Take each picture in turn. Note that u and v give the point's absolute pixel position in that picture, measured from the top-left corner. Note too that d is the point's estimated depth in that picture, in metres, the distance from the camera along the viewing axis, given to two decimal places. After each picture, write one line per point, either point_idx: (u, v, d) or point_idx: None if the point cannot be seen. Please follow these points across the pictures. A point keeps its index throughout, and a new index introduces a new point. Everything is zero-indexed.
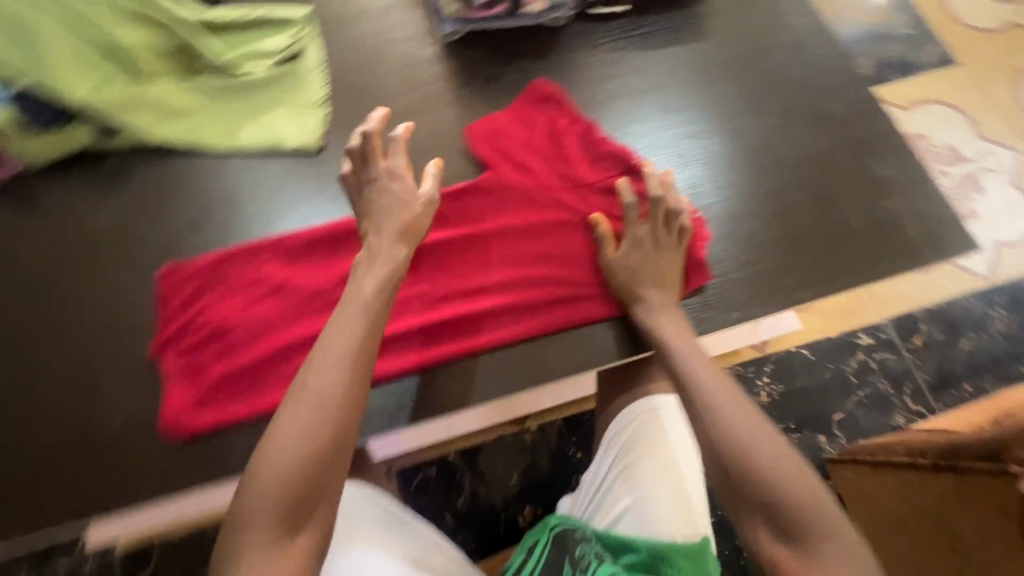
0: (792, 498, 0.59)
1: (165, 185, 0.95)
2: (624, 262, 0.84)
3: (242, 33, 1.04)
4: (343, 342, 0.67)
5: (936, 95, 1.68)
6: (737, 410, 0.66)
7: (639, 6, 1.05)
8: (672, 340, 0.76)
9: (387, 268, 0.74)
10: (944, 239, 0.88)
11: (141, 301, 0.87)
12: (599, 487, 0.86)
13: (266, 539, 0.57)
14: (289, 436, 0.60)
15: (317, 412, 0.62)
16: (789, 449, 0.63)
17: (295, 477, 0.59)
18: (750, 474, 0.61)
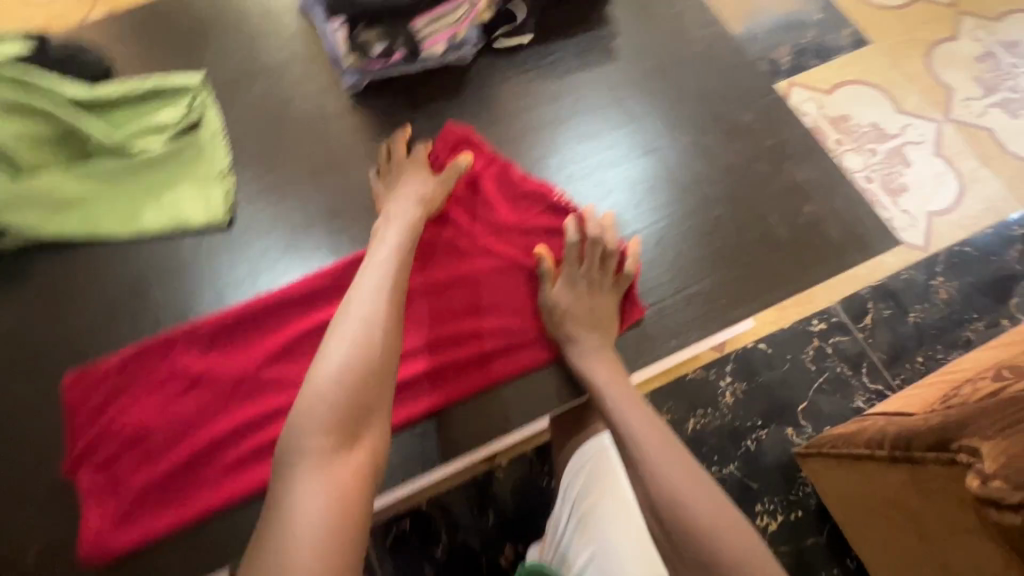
0: (723, 549, 0.64)
1: (63, 282, 0.89)
2: (558, 306, 0.83)
3: (133, 107, 0.99)
4: (380, 281, 0.73)
5: (855, 76, 1.67)
6: (669, 465, 0.70)
7: (543, 36, 1.04)
8: (606, 386, 0.78)
9: (402, 229, 0.81)
10: (866, 237, 0.90)
11: (50, 415, 0.81)
12: (564, 537, 0.84)
13: (325, 447, 0.61)
14: (341, 356, 0.65)
15: (363, 329, 0.67)
16: (719, 498, 0.68)
17: (347, 393, 0.63)
18: (685, 531, 0.66)
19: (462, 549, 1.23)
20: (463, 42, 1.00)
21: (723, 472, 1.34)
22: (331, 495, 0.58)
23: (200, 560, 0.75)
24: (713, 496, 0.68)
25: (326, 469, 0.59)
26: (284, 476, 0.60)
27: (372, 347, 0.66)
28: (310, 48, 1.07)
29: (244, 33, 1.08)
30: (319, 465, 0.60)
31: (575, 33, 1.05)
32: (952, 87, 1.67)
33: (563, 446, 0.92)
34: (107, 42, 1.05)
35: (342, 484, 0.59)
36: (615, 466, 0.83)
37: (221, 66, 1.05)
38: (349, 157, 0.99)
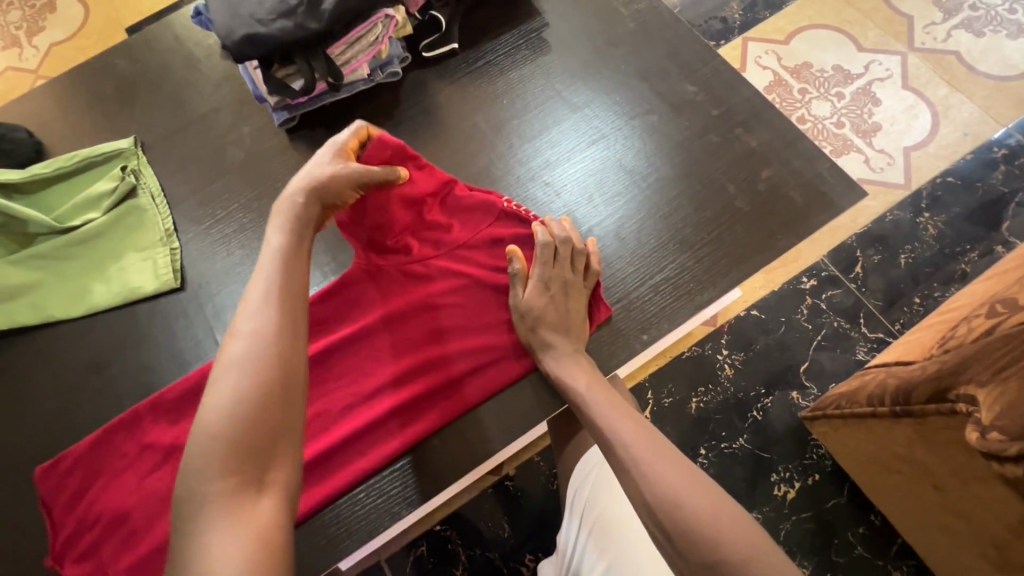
0: (730, 550, 0.56)
1: (25, 372, 0.87)
2: (529, 311, 0.78)
3: (68, 182, 0.96)
4: (268, 278, 0.61)
5: (809, 20, 1.62)
6: (664, 465, 0.63)
7: (471, 40, 1.01)
8: (586, 392, 0.73)
9: (287, 214, 0.66)
10: (831, 195, 0.86)
11: (31, 508, 0.80)
12: (574, 556, 0.81)
13: (227, 491, 0.51)
14: (233, 378, 0.54)
15: (252, 341, 0.56)
16: (720, 495, 0.61)
17: (244, 418, 0.53)
18: (688, 534, 0.58)
19: (483, 565, 1.19)
20: (390, 59, 0.96)
21: (734, 447, 1.29)
22: (245, 540, 0.48)
23: None
24: (715, 494, 0.61)
25: (236, 511, 0.50)
26: (186, 527, 0.49)
27: (266, 358, 0.55)
28: (239, 90, 1.04)
29: (170, 86, 1.05)
30: (225, 508, 0.50)
31: (504, 29, 1.01)
32: (911, 16, 1.61)
33: (561, 454, 0.91)
34: (36, 119, 1.03)
35: (258, 525, 0.49)
36: (603, 471, 0.83)
37: (151, 123, 1.02)
38: None
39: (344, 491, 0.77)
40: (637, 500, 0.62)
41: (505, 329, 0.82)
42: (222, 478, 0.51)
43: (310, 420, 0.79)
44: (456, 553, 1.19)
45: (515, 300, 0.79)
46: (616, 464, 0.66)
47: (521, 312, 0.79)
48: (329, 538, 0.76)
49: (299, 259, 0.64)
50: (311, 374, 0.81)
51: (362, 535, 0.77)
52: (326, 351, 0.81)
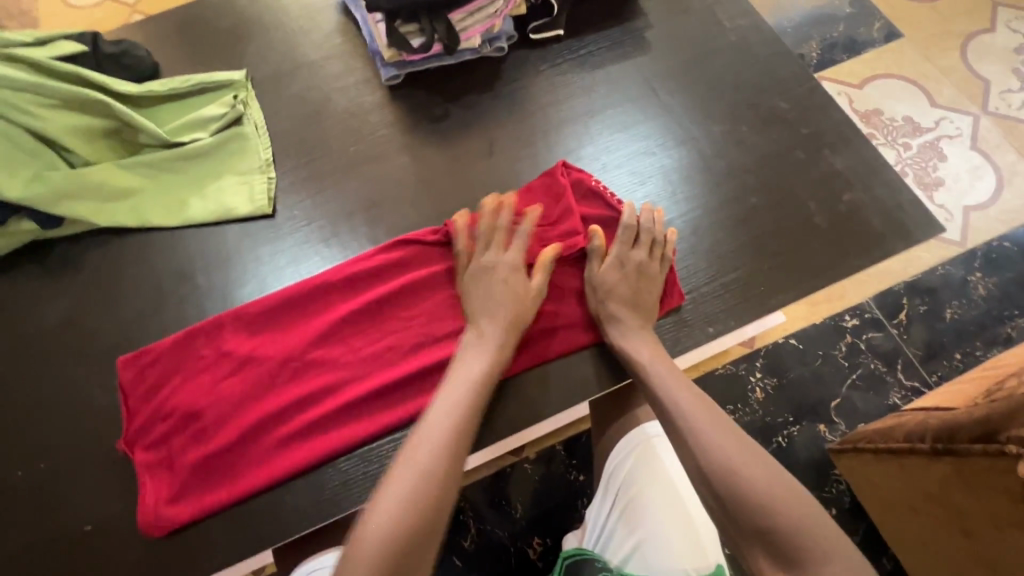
0: (787, 522, 0.59)
1: (116, 269, 0.93)
2: (600, 283, 0.82)
3: (181, 103, 1.02)
4: (466, 389, 0.73)
5: (887, 70, 1.64)
6: (720, 434, 0.66)
7: (575, 30, 1.05)
8: (649, 363, 0.76)
9: (501, 335, 0.78)
10: (908, 224, 0.89)
11: (108, 394, 0.85)
12: (606, 523, 0.83)
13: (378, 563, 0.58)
14: (415, 471, 0.65)
15: (419, 484, 0.64)
16: (772, 465, 0.64)
17: (414, 515, 0.62)
18: (742, 499, 0.61)
19: (491, 542, 1.22)
20: (499, 34, 1.01)
21: None
22: None
23: (249, 536, 0.76)
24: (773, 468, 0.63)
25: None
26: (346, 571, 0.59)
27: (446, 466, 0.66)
28: (347, 42, 1.09)
29: (282, 30, 1.11)
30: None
31: (608, 24, 1.06)
32: (989, 80, 1.63)
33: (603, 434, 0.92)
34: (155, 40, 1.10)
35: None
36: (653, 453, 0.83)
37: (260, 61, 1.08)
38: (386, 146, 1.00)
39: (401, 424, 0.80)
40: (695, 468, 0.65)
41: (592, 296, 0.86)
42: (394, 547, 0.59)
43: (381, 352, 0.83)
44: (466, 524, 1.23)
45: (590, 278, 0.83)
46: (674, 432, 0.69)
47: (592, 285, 0.83)
48: (382, 468, 0.79)
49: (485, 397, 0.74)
50: (388, 309, 0.86)
51: None
52: (401, 290, 0.86)
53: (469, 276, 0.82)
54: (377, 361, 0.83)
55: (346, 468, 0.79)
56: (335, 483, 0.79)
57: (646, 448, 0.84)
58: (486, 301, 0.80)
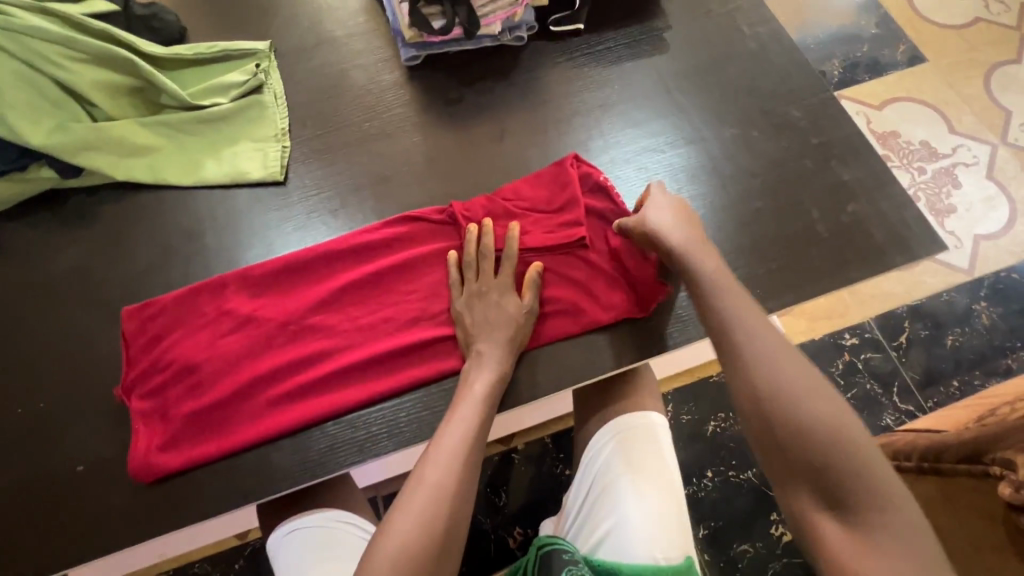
0: (837, 457, 0.59)
1: (128, 223, 0.95)
2: (656, 227, 0.80)
3: (205, 68, 1.05)
4: (483, 399, 0.76)
5: (908, 93, 1.63)
6: (785, 361, 0.65)
7: (595, 25, 1.06)
8: (712, 279, 0.74)
9: (507, 343, 0.80)
10: (911, 239, 0.89)
11: (112, 342, 0.87)
12: (586, 500, 0.83)
13: (401, 549, 0.61)
14: (436, 470, 0.68)
15: (443, 483, 0.67)
16: (835, 401, 0.63)
17: (437, 513, 0.65)
18: (797, 428, 0.61)
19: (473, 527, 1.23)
20: (519, 23, 1.03)
21: (741, 477, 1.23)
22: None
23: (234, 489, 0.78)
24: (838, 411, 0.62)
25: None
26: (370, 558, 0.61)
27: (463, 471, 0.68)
28: (371, 22, 1.11)
29: (309, 5, 1.13)
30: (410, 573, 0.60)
31: (628, 22, 1.07)
32: (1010, 111, 1.62)
33: (584, 425, 0.92)
34: (184, 5, 1.12)
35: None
36: (635, 443, 0.84)
37: (285, 34, 1.10)
38: (400, 125, 1.02)
39: (392, 394, 0.82)
40: (755, 402, 0.65)
41: (594, 276, 0.87)
42: (418, 539, 0.62)
43: (378, 323, 0.85)
44: None
45: (655, 228, 0.80)
46: (735, 363, 0.67)
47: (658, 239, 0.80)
48: (369, 435, 0.81)
49: (492, 403, 0.77)
50: (389, 282, 0.87)
51: (397, 440, 0.81)
52: (402, 265, 0.88)
53: (463, 302, 0.83)
54: (374, 332, 0.84)
55: (333, 432, 0.81)
56: (323, 446, 0.80)
57: (628, 437, 0.84)
58: (480, 318, 0.81)
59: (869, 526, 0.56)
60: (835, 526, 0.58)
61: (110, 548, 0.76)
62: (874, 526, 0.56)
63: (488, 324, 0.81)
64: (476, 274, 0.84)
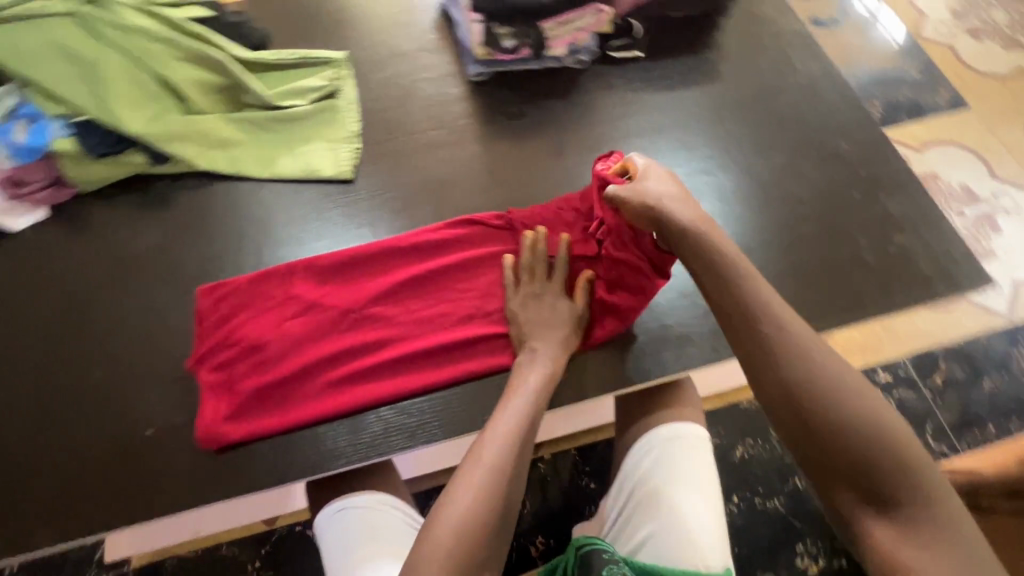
0: (876, 450, 0.59)
1: (206, 209, 1.02)
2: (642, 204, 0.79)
3: (286, 72, 1.13)
4: (531, 394, 0.78)
5: (949, 137, 1.65)
6: (820, 354, 0.64)
7: (653, 53, 1.12)
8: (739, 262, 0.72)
9: (557, 342, 0.84)
10: (956, 273, 0.91)
11: (184, 317, 0.93)
12: (623, 507, 0.85)
13: (453, 530, 0.63)
14: (487, 457, 0.69)
15: (494, 468, 0.69)
16: (870, 393, 0.62)
17: (489, 497, 0.66)
18: (834, 426, 0.60)
19: None
20: (582, 48, 1.10)
21: (768, 505, 1.22)
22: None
23: (290, 463, 0.82)
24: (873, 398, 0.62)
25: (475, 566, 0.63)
26: (422, 539, 0.63)
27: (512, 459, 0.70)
28: (440, 40, 1.18)
29: (384, 21, 1.21)
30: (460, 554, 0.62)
31: (683, 52, 1.12)
32: None
33: (623, 433, 0.93)
34: (270, 15, 1.21)
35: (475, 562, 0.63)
36: (674, 454, 0.85)
37: (360, 46, 1.18)
38: (462, 135, 1.08)
39: (445, 384, 0.86)
40: (789, 394, 0.63)
41: (634, 273, 0.88)
42: (471, 522, 0.64)
43: (435, 317, 0.89)
44: None
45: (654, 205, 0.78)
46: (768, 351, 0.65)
47: (655, 215, 0.78)
48: (420, 422, 0.85)
49: (541, 398, 0.79)
50: (448, 279, 0.92)
51: (448, 429, 0.84)
52: (461, 265, 0.93)
53: (518, 304, 0.87)
54: (432, 325, 0.89)
55: (386, 417, 0.85)
56: (377, 429, 0.84)
57: (667, 448, 0.86)
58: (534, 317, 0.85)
59: (913, 522, 0.56)
60: (876, 521, 0.58)
61: (170, 510, 0.81)
62: (916, 521, 0.56)
63: (540, 323, 0.85)
64: (531, 276, 0.88)
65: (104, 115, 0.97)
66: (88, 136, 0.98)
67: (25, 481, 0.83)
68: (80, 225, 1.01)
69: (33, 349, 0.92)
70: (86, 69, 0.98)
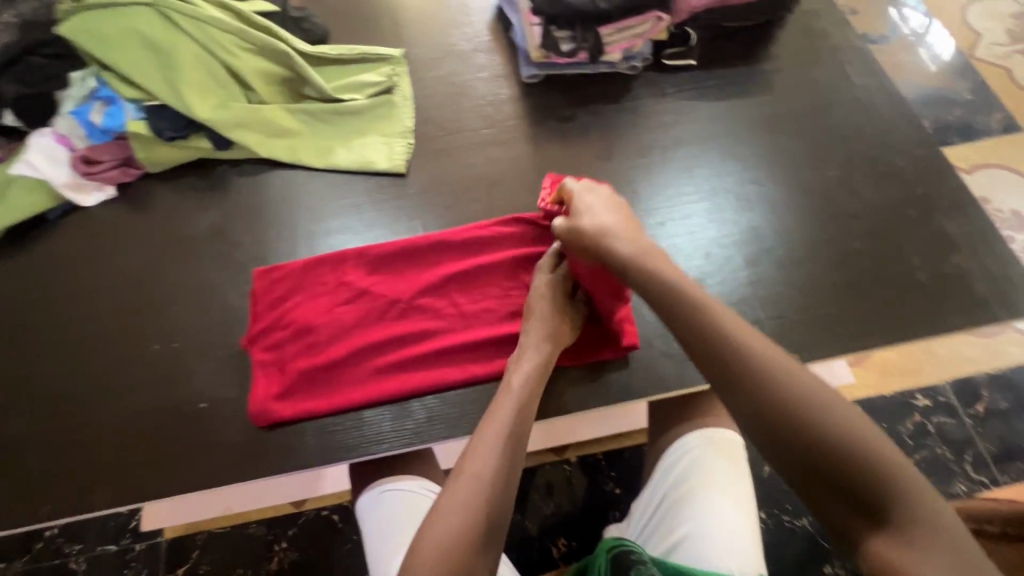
0: (854, 465, 0.56)
1: (263, 195, 1.06)
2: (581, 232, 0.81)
3: (345, 67, 1.16)
4: (518, 394, 0.77)
5: (1000, 160, 1.60)
6: (780, 367, 0.61)
7: (707, 62, 1.13)
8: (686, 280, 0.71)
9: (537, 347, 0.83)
10: (1014, 298, 0.89)
11: (240, 297, 0.97)
12: (656, 510, 0.85)
13: (440, 538, 0.64)
14: (472, 465, 0.69)
15: (479, 472, 0.69)
16: (838, 404, 0.59)
17: (477, 503, 0.67)
18: (807, 446, 0.57)
19: (517, 531, 1.20)
20: (636, 55, 1.11)
21: (796, 523, 1.20)
22: None
23: (336, 444, 0.85)
24: (844, 405, 0.59)
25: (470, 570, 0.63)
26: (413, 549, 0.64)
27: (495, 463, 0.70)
28: (494, 41, 1.20)
29: (441, 21, 1.24)
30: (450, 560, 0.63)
31: (737, 63, 1.13)
32: None
33: (657, 438, 0.93)
34: (332, 11, 1.25)
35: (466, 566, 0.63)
36: (709, 459, 0.85)
37: (416, 44, 1.21)
38: (513, 135, 1.10)
39: (488, 378, 0.87)
40: (760, 416, 0.60)
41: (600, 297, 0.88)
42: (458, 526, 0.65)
43: (482, 312, 0.91)
44: None
45: (597, 231, 0.79)
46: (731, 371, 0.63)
47: (598, 249, 0.78)
48: (463, 413, 0.86)
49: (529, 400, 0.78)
50: (496, 275, 0.94)
51: None
52: (509, 262, 0.94)
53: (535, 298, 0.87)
54: (478, 319, 0.91)
55: (430, 406, 0.86)
56: (421, 417, 0.86)
57: (701, 453, 0.86)
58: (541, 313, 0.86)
59: (908, 536, 0.53)
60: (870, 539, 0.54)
61: (221, 481, 0.84)
62: (912, 534, 0.53)
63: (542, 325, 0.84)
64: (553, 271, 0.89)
65: (176, 100, 1.02)
66: (159, 120, 1.02)
67: (85, 444, 0.87)
68: (144, 204, 1.06)
69: (96, 319, 0.96)
70: (162, 56, 1.03)
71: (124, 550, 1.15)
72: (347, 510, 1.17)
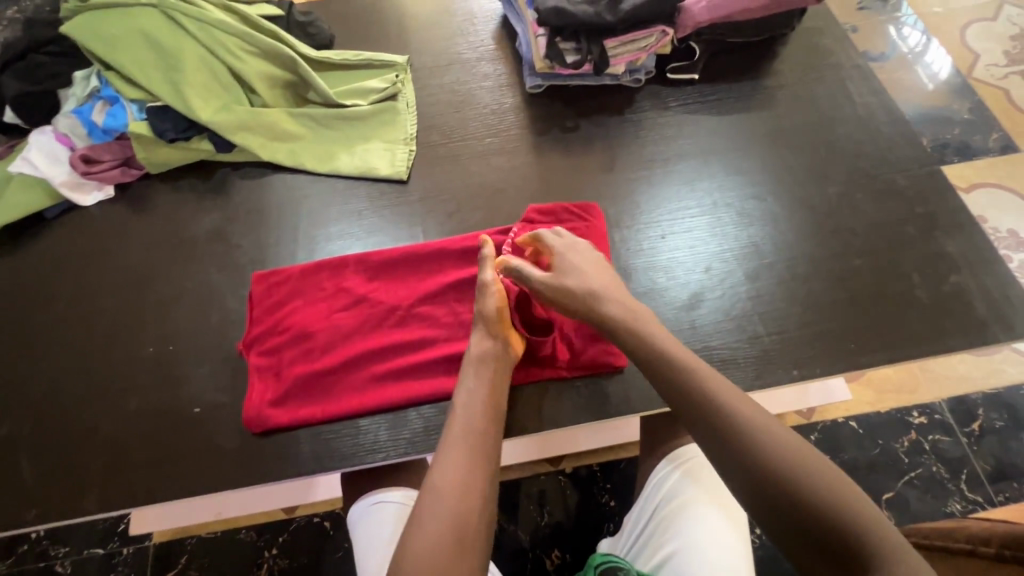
0: (810, 499, 0.56)
1: (264, 198, 1.05)
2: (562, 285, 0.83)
3: (349, 73, 1.16)
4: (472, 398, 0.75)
5: (998, 179, 1.61)
6: (737, 404, 0.64)
7: (710, 77, 1.13)
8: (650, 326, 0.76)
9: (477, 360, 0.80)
10: (1013, 318, 0.89)
11: (238, 300, 0.96)
12: (648, 523, 0.84)
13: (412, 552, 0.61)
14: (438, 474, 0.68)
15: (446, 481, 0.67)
16: (793, 441, 0.61)
17: (447, 515, 0.64)
18: (767, 483, 0.58)
19: (510, 541, 1.19)
20: (640, 68, 1.11)
21: None
22: None
23: (330, 452, 0.84)
24: (797, 440, 0.61)
25: None
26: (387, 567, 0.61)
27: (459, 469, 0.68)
28: (499, 51, 1.21)
29: (446, 29, 1.25)
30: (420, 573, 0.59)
31: (739, 78, 1.13)
32: None
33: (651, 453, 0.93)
34: (338, 17, 1.25)
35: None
36: (703, 473, 0.85)
37: (421, 52, 1.22)
38: (516, 144, 1.10)
39: None
40: (717, 443, 0.63)
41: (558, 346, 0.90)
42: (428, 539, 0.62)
43: None
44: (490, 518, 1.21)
45: (580, 289, 0.81)
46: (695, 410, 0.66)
47: (587, 305, 0.80)
48: None
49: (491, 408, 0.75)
50: None
51: None
52: None
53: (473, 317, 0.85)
54: None
55: (426, 415, 0.86)
56: (416, 427, 0.85)
57: (694, 467, 0.85)
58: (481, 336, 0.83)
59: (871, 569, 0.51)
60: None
61: (211, 486, 0.83)
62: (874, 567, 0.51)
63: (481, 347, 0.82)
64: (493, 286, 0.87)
65: (178, 101, 1.02)
66: (161, 121, 1.02)
67: (75, 446, 0.86)
68: (143, 204, 1.05)
69: (91, 319, 0.95)
70: (166, 57, 1.03)
71: (111, 553, 1.13)
72: (339, 517, 1.15)
